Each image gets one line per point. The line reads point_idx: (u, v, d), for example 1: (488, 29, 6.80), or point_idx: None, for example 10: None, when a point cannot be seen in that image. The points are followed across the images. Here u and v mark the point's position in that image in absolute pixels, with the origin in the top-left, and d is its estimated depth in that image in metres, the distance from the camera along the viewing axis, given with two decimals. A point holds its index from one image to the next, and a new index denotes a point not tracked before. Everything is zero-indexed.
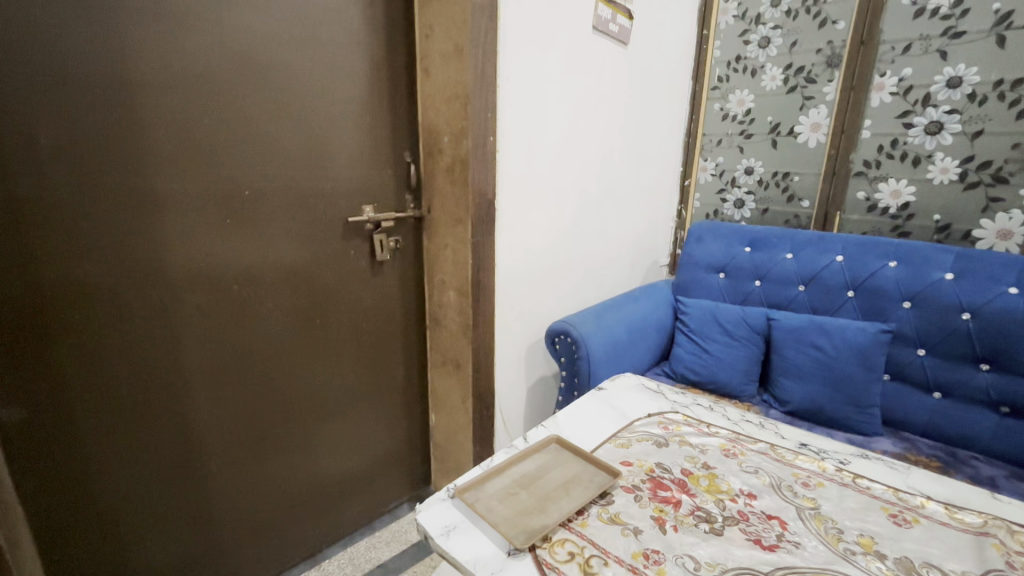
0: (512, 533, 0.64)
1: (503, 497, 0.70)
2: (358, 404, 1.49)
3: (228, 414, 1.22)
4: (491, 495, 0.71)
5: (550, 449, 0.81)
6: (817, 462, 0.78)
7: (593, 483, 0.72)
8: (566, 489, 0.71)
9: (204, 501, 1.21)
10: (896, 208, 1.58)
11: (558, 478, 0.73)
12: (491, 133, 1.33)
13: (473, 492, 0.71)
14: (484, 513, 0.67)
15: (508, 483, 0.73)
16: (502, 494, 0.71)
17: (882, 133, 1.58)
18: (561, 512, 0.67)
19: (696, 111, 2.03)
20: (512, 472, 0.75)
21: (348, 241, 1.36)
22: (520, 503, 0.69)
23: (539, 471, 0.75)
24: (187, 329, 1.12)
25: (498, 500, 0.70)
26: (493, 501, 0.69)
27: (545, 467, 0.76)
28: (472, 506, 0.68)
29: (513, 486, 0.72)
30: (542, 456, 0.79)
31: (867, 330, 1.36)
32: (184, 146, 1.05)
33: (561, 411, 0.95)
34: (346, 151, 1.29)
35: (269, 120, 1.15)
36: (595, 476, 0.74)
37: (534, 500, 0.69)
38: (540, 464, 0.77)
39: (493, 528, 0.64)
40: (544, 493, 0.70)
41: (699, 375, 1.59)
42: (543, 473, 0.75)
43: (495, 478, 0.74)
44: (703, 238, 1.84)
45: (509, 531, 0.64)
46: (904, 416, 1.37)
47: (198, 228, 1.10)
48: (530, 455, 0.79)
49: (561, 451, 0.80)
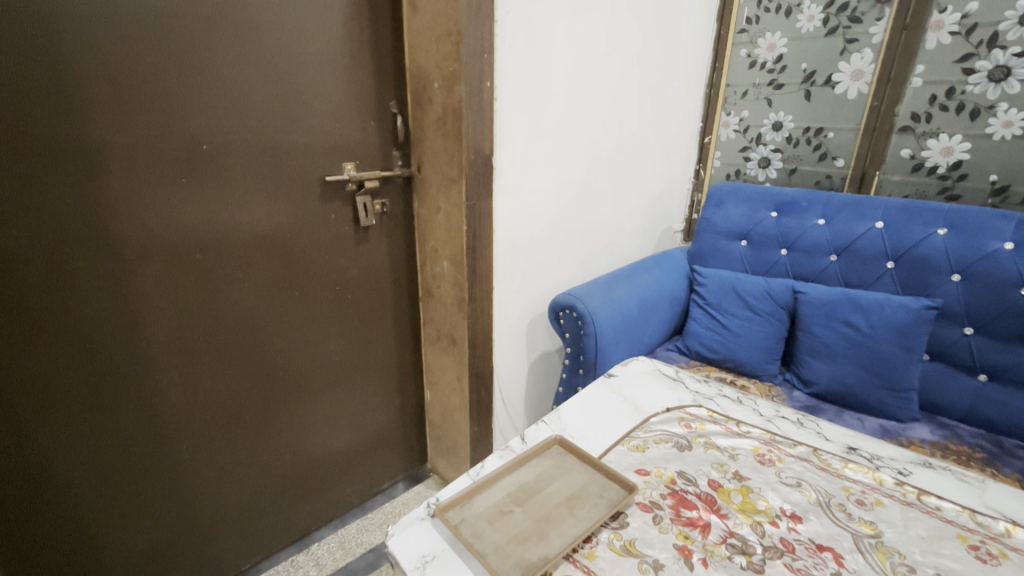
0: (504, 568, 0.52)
1: (495, 517, 0.58)
2: (345, 382, 1.38)
3: (198, 396, 1.11)
4: (480, 513, 0.59)
5: (552, 453, 0.69)
6: (872, 473, 0.65)
7: (602, 500, 0.60)
8: (571, 509, 0.59)
9: (177, 490, 1.12)
10: (946, 167, 1.41)
11: (561, 493, 0.61)
12: (488, 78, 1.15)
13: (459, 510, 0.59)
14: (469, 540, 0.55)
15: (502, 499, 0.61)
16: (494, 512, 0.59)
17: (937, 81, 1.38)
18: (564, 539, 0.55)
19: (719, 59, 1.82)
20: (507, 481, 0.64)
21: (327, 204, 1.21)
22: (515, 525, 0.57)
23: (539, 483, 0.63)
24: (146, 307, 0.99)
25: (487, 521, 0.58)
26: (481, 522, 0.58)
27: (546, 477, 0.64)
28: (458, 530, 0.56)
29: (507, 501, 0.60)
30: (542, 461, 0.67)
31: (909, 305, 1.21)
32: (124, 90, 0.88)
33: (565, 403, 0.83)
34: (321, 99, 1.12)
35: (227, 59, 0.98)
36: (607, 491, 0.61)
37: (532, 523, 0.57)
38: (539, 473, 0.65)
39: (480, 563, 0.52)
40: (544, 514, 0.58)
41: (716, 352, 1.46)
42: (543, 486, 0.63)
43: (486, 490, 0.62)
44: (724, 202, 1.67)
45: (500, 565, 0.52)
46: (944, 400, 1.24)
47: (149, 190, 0.95)
48: (529, 460, 0.67)
49: (565, 455, 0.68)
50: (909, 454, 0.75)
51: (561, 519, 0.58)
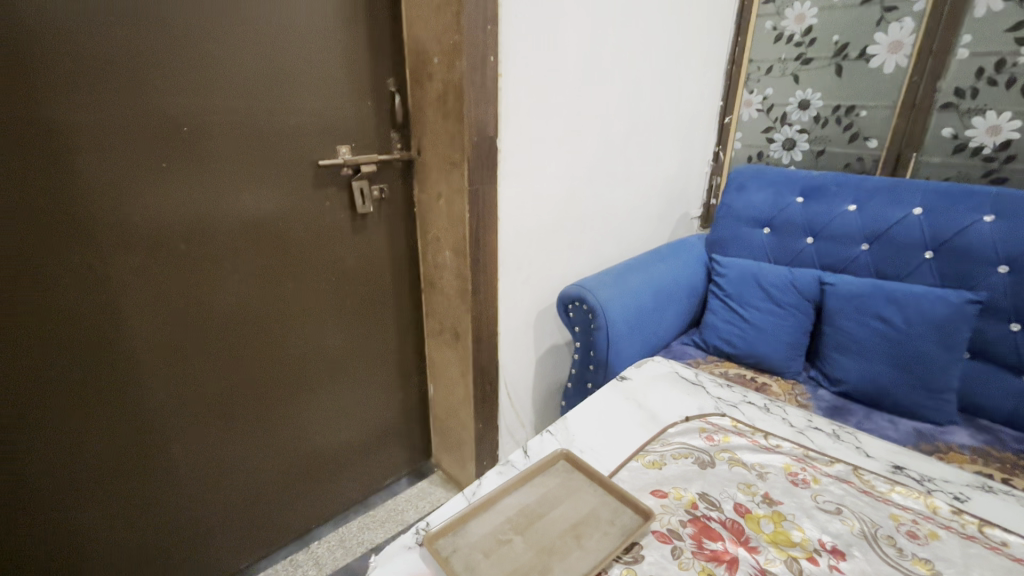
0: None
1: (491, 548, 0.52)
2: (344, 377, 1.32)
3: (188, 393, 1.06)
4: (474, 544, 0.53)
5: (557, 471, 0.62)
6: (924, 499, 0.58)
7: (614, 527, 0.53)
8: (577, 540, 0.52)
9: (167, 489, 1.08)
10: (993, 148, 1.29)
11: (566, 519, 0.55)
12: (491, 52, 1.06)
13: (451, 540, 0.53)
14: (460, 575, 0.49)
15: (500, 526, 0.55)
16: (490, 542, 0.53)
17: (985, 53, 1.26)
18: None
19: (742, 32, 1.70)
20: (505, 503, 0.58)
21: (322, 191, 1.13)
22: (514, 559, 0.51)
23: (541, 506, 0.57)
24: (129, 302, 0.94)
25: (482, 552, 0.52)
26: (476, 554, 0.51)
27: (550, 499, 0.58)
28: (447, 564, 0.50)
29: (505, 529, 0.54)
30: (547, 480, 0.61)
31: (950, 299, 1.11)
32: (92, 67, 0.81)
33: (575, 409, 0.77)
34: (312, 77, 1.04)
35: (206, 33, 0.90)
36: (619, 517, 0.55)
37: (533, 557, 0.51)
38: (542, 495, 0.59)
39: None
40: (547, 545, 0.52)
41: (735, 347, 1.38)
42: (546, 510, 0.57)
43: (482, 516, 0.56)
44: (746, 186, 1.56)
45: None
46: (985, 401, 1.15)
47: (126, 175, 0.88)
48: (531, 478, 0.61)
49: (571, 473, 0.61)
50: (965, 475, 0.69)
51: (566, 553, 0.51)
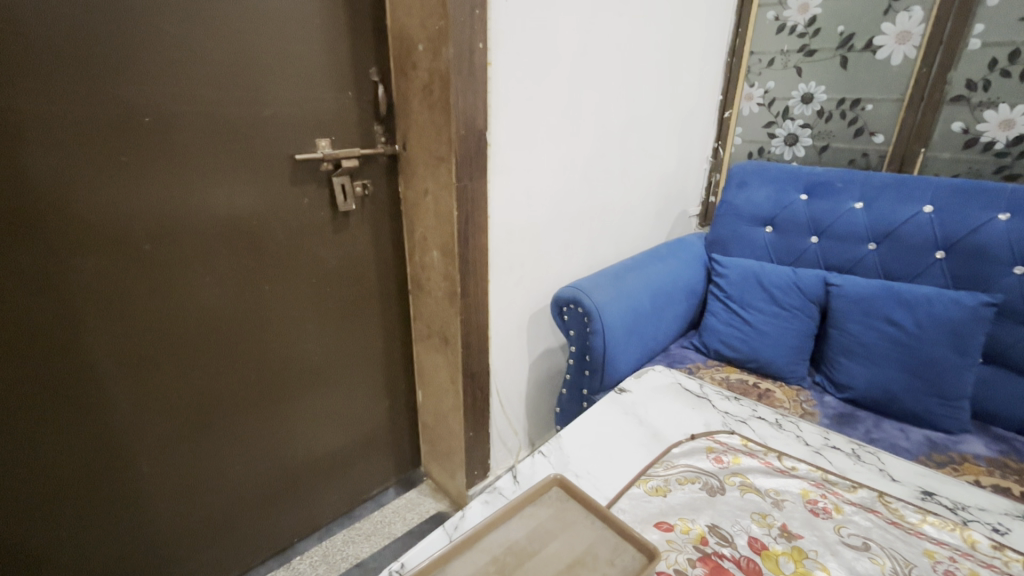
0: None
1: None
2: (327, 385, 1.25)
3: (155, 404, 0.98)
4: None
5: (550, 499, 0.58)
6: (962, 533, 0.63)
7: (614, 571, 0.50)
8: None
9: (134, 507, 1.01)
10: (1005, 143, 1.24)
11: (559, 561, 0.51)
12: (480, 38, 0.99)
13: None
14: None
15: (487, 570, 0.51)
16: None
17: (998, 43, 1.20)
18: None
19: (742, 23, 1.64)
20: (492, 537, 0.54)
21: (299, 187, 1.06)
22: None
23: (532, 543, 0.53)
24: (86, 308, 0.86)
25: None
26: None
27: (543, 535, 0.54)
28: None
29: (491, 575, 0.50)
30: (539, 510, 0.57)
31: (964, 302, 1.06)
32: (37, 49, 0.73)
33: (569, 429, 0.79)
34: (287, 65, 0.97)
35: (168, 14, 0.82)
36: (620, 558, 0.51)
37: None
38: (533, 529, 0.55)
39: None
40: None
41: (737, 351, 1.32)
42: (537, 548, 0.53)
43: (466, 557, 0.52)
44: (747, 183, 1.50)
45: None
46: (998, 409, 1.10)
47: (79, 170, 0.80)
48: (522, 509, 0.57)
49: (566, 503, 0.58)
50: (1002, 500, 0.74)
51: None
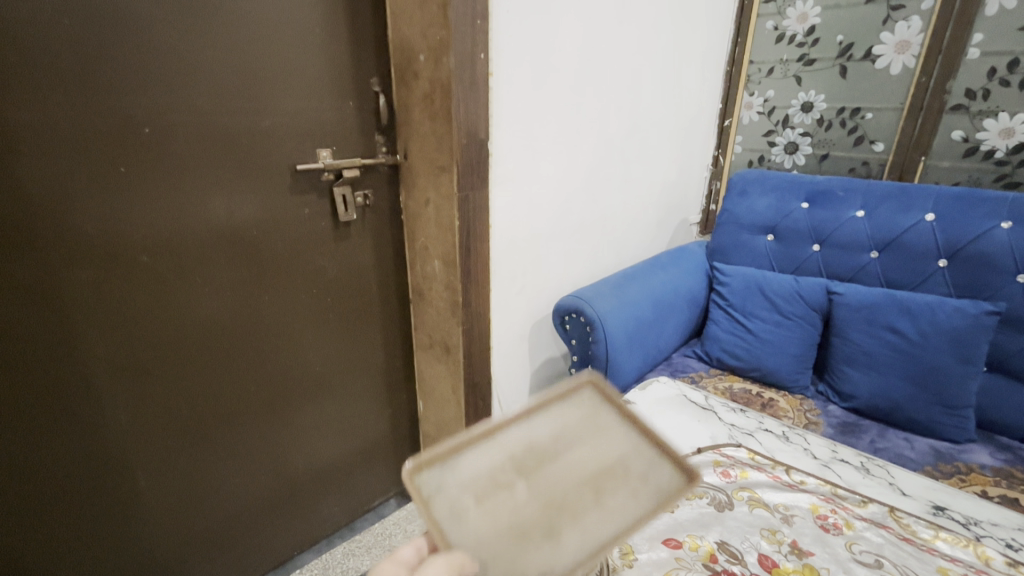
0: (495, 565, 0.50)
1: (493, 489, 0.56)
2: (327, 395, 1.24)
3: (154, 416, 0.97)
4: (477, 474, 0.57)
5: (578, 401, 0.67)
6: (976, 549, 0.64)
7: (638, 469, 0.58)
8: (593, 493, 0.56)
9: (131, 521, 0.99)
10: (1005, 151, 1.24)
11: (585, 458, 0.59)
12: (481, 48, 0.99)
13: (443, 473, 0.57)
14: (453, 517, 0.53)
15: (503, 464, 0.59)
16: (489, 484, 0.56)
17: (997, 52, 1.21)
18: (591, 528, 0.53)
19: (742, 32, 1.65)
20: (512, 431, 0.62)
21: (300, 197, 1.06)
22: (518, 508, 0.54)
23: (558, 441, 0.61)
24: (84, 320, 0.85)
25: (488, 485, 0.56)
26: (474, 494, 0.56)
27: (565, 438, 0.62)
28: (435, 503, 0.55)
29: (508, 469, 0.58)
30: (564, 414, 0.65)
31: (967, 311, 1.05)
32: (35, 59, 0.73)
33: None
34: (290, 75, 0.97)
35: (169, 25, 0.82)
36: (656, 474, 0.58)
37: (542, 514, 0.54)
38: (559, 428, 0.63)
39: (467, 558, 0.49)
40: (560, 494, 0.56)
41: (740, 360, 1.32)
42: (562, 445, 0.61)
43: (485, 448, 0.59)
44: (748, 192, 1.50)
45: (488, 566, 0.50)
46: (1003, 417, 1.09)
47: (79, 181, 0.80)
48: (550, 407, 0.65)
49: (591, 405, 0.66)
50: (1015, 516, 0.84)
51: (583, 511, 0.54)
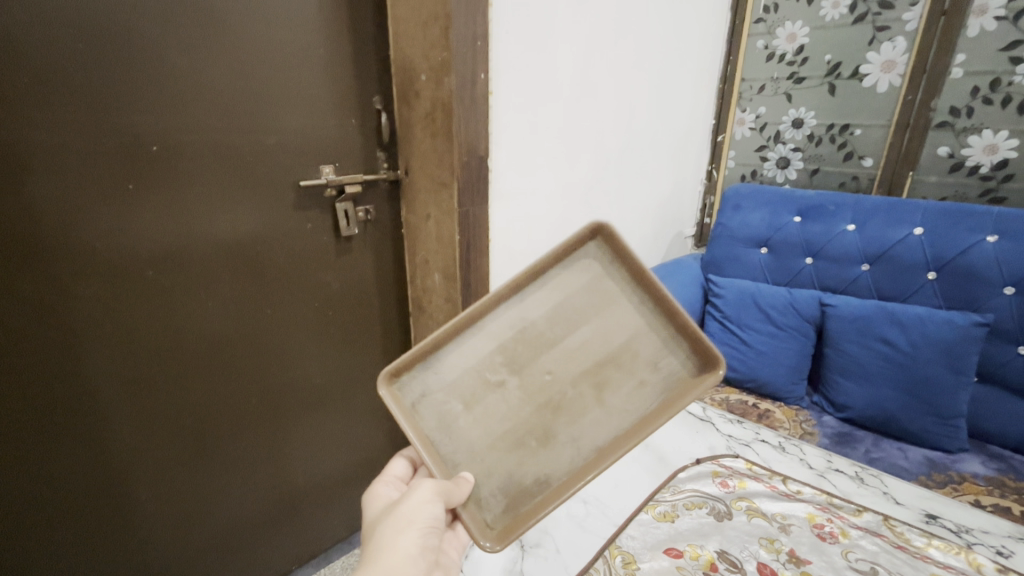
0: (495, 468, 0.66)
1: (491, 388, 0.70)
2: (328, 407, 1.25)
3: (159, 430, 0.98)
4: (469, 369, 0.72)
5: (579, 272, 0.74)
6: (966, 556, 0.67)
7: (633, 351, 0.69)
8: (588, 387, 0.68)
9: (133, 536, 0.99)
10: (990, 167, 1.27)
11: (579, 341, 0.71)
12: (482, 69, 1.01)
13: (444, 379, 0.72)
14: (452, 419, 0.69)
15: (499, 360, 0.71)
16: (484, 380, 0.71)
17: (980, 71, 1.25)
18: (584, 422, 0.66)
19: (733, 51, 1.70)
20: (509, 323, 0.73)
21: (303, 213, 1.07)
22: (510, 403, 0.69)
23: (553, 326, 0.72)
24: (89, 335, 0.86)
25: (483, 378, 0.71)
26: (475, 395, 0.70)
27: (562, 327, 0.72)
28: (435, 411, 0.70)
29: (501, 366, 0.71)
30: (564, 296, 0.74)
31: (955, 322, 1.07)
32: (46, 80, 0.75)
33: None
34: (294, 94, 0.99)
35: (176, 47, 0.84)
36: (660, 362, 0.68)
37: (536, 411, 0.68)
38: (553, 311, 0.73)
39: (464, 477, 0.63)
40: (555, 391, 0.69)
41: (736, 371, 1.34)
42: (554, 330, 0.72)
43: (479, 343, 0.73)
44: (741, 206, 1.54)
45: (488, 473, 0.66)
46: (993, 427, 1.12)
47: (87, 199, 0.81)
48: (547, 287, 0.74)
49: (590, 276, 0.74)
50: (1004, 523, 0.88)
51: (577, 408, 0.67)
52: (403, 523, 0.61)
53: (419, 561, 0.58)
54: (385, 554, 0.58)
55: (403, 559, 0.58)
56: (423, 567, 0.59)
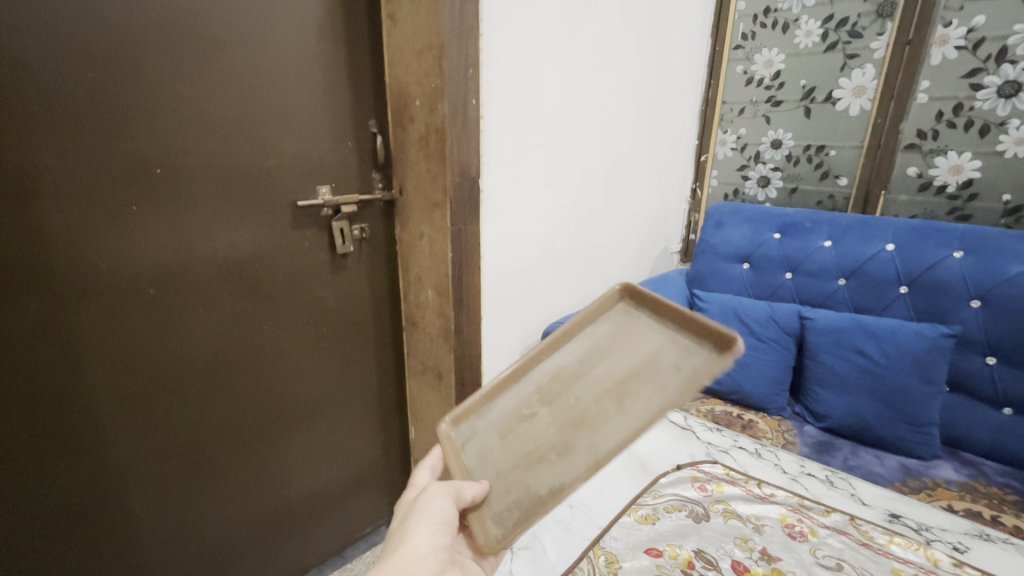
0: (514, 484, 0.68)
1: (525, 417, 0.76)
2: (322, 422, 1.27)
3: (155, 444, 0.99)
4: (505, 409, 0.78)
5: (609, 317, 0.90)
6: (926, 552, 0.71)
7: (657, 364, 0.78)
8: (610, 402, 0.75)
9: (127, 550, 1.00)
10: (956, 186, 1.34)
11: (607, 371, 0.80)
12: (473, 95, 1.06)
13: (486, 422, 0.77)
14: (484, 449, 0.73)
15: (535, 398, 0.79)
16: (519, 415, 0.77)
17: (943, 97, 1.32)
18: (610, 428, 0.71)
19: (714, 75, 1.77)
20: (547, 370, 0.82)
21: (300, 232, 1.11)
22: (540, 429, 0.74)
23: (583, 364, 0.82)
24: (89, 351, 0.88)
25: (519, 415, 0.77)
26: (510, 427, 0.75)
27: (590, 363, 0.82)
28: (476, 449, 0.73)
29: (535, 402, 0.78)
30: (592, 342, 0.85)
31: (925, 334, 1.13)
32: (57, 106, 0.78)
33: None
34: (294, 118, 1.03)
35: (181, 76, 0.88)
36: (682, 365, 0.77)
37: (561, 432, 0.73)
38: (583, 353, 0.84)
39: (478, 485, 0.65)
40: (586, 412, 0.75)
41: (720, 383, 1.38)
42: (586, 366, 0.82)
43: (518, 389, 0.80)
44: (723, 223, 1.60)
45: (506, 489, 0.67)
46: (965, 435, 1.16)
47: (93, 218, 0.84)
48: (581, 335, 0.87)
49: (622, 318, 0.89)
50: (961, 521, 0.93)
51: (601, 421, 0.72)
52: (416, 523, 0.61)
53: (430, 559, 0.58)
54: (399, 554, 0.58)
55: (414, 556, 0.58)
56: (434, 564, 0.59)
